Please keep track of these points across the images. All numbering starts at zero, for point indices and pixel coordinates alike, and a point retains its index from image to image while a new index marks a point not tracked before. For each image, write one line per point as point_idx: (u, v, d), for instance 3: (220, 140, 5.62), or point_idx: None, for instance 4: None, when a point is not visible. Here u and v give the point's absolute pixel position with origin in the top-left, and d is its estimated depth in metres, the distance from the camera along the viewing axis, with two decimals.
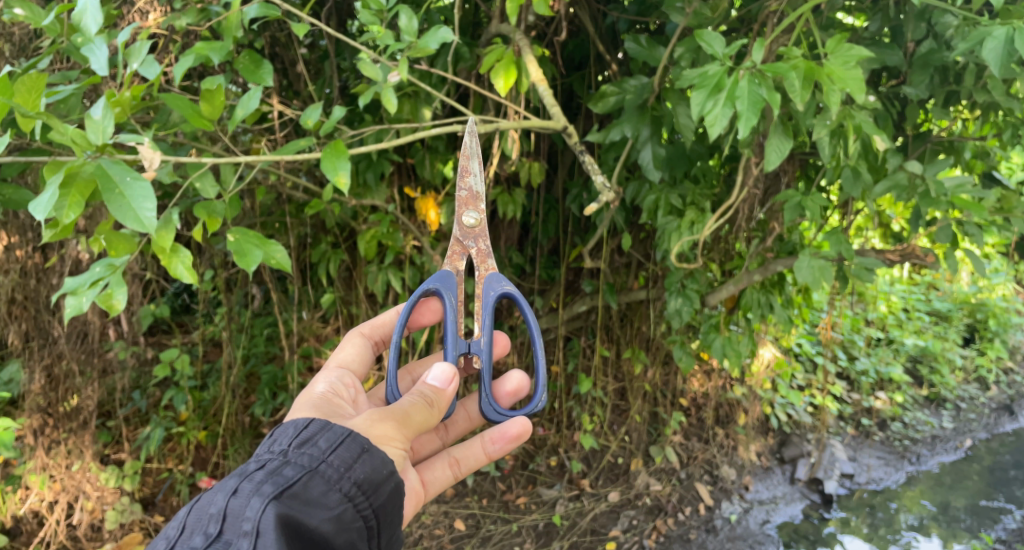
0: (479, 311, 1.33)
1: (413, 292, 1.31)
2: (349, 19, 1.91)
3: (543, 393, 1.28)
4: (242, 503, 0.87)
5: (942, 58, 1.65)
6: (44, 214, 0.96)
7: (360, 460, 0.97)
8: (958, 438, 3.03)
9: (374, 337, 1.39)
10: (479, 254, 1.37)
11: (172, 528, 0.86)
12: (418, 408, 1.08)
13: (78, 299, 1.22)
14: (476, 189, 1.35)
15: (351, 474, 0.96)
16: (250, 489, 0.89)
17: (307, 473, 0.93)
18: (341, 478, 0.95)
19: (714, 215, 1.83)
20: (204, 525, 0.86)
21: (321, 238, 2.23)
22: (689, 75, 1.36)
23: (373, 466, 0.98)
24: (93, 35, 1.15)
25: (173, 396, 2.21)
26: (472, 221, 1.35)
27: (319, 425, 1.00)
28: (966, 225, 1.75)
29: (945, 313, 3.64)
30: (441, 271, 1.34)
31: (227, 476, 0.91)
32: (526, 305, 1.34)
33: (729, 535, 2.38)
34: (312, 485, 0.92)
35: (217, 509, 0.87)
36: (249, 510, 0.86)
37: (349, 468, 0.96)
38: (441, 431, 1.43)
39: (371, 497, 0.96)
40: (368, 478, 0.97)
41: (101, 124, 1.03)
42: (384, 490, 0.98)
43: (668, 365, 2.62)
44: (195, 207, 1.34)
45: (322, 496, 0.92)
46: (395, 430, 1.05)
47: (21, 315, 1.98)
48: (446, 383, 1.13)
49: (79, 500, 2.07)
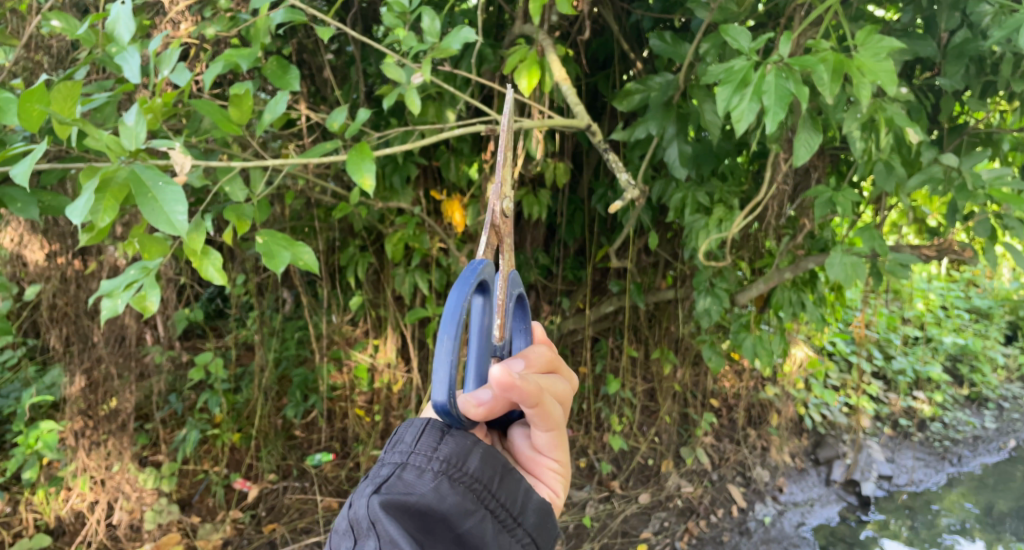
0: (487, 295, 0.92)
1: (524, 302, 1.03)
2: (375, 25, 1.94)
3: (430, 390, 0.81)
4: (354, 511, 0.82)
5: (977, 47, 1.59)
6: (81, 219, 0.98)
7: (441, 438, 0.85)
8: (1001, 438, 2.95)
9: (544, 339, 1.06)
10: (492, 234, 0.95)
11: None
12: None
13: (113, 301, 1.25)
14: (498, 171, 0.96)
15: (438, 453, 0.84)
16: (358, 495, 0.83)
17: (398, 467, 0.84)
18: (430, 460, 0.84)
19: (743, 212, 1.80)
20: (340, 541, 0.82)
21: (349, 241, 2.26)
22: (715, 71, 1.34)
23: (457, 439, 0.86)
24: (125, 43, 1.18)
25: (208, 398, 2.25)
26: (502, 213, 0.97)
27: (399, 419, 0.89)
28: (1006, 219, 1.70)
29: (986, 310, 3.56)
30: (515, 273, 0.99)
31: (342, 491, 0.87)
32: (474, 270, 0.84)
33: (763, 538, 2.34)
34: (405, 474, 0.83)
35: (344, 524, 0.83)
36: (360, 516, 0.81)
37: (435, 449, 0.85)
38: (559, 367, 0.97)
39: (465, 466, 0.85)
40: (458, 450, 0.85)
41: (134, 130, 1.05)
42: (479, 456, 0.86)
43: (697, 365, 2.61)
44: (224, 210, 1.35)
45: (419, 482, 0.83)
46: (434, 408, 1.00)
47: (62, 321, 2.03)
48: None
49: (118, 501, 2.12)
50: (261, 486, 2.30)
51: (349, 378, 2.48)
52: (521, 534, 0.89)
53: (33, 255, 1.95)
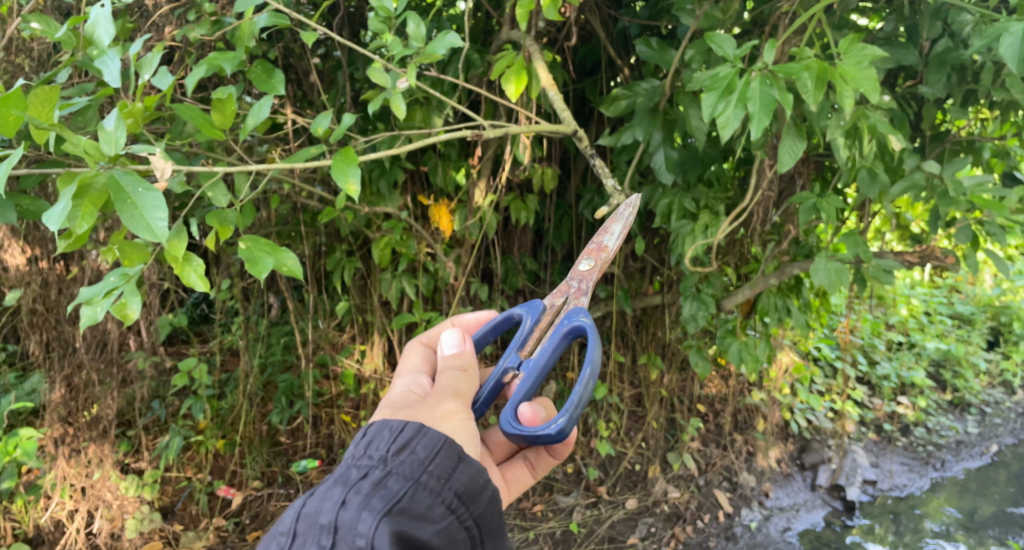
0: (537, 325, 1.22)
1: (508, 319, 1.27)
2: (362, 29, 1.94)
3: (568, 414, 1.03)
4: (354, 517, 0.82)
5: (958, 56, 1.62)
6: (57, 225, 0.96)
7: (456, 468, 0.90)
8: (983, 443, 2.99)
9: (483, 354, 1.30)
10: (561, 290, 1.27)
11: (285, 535, 0.83)
12: (458, 376, 1.05)
13: (93, 308, 1.23)
14: (605, 244, 1.29)
15: (452, 484, 0.88)
16: (360, 501, 0.84)
17: (411, 485, 0.86)
18: (442, 489, 0.88)
19: (728, 218, 1.82)
20: (317, 536, 0.82)
21: (336, 246, 2.24)
22: (700, 77, 1.35)
23: (470, 475, 0.90)
24: (106, 47, 1.17)
25: (191, 404, 2.23)
26: (584, 267, 1.28)
27: (414, 429, 0.91)
28: (988, 225, 1.72)
29: (968, 316, 3.59)
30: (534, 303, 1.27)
31: (332, 482, 0.86)
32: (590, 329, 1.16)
33: (749, 543, 2.35)
34: (417, 499, 0.86)
35: (328, 520, 0.83)
36: (362, 524, 0.81)
37: (448, 479, 0.88)
38: None
39: (472, 507, 0.89)
40: (467, 488, 0.89)
41: (114, 135, 1.04)
42: (482, 500, 0.91)
43: (684, 371, 2.60)
44: (207, 216, 1.33)
45: (427, 510, 0.86)
46: (456, 404, 1.00)
47: (41, 327, 2.01)
48: (462, 344, 1.10)
49: (99, 509, 2.09)
50: (245, 493, 2.28)
51: (335, 384, 2.46)
52: None
53: (13, 259, 1.93)
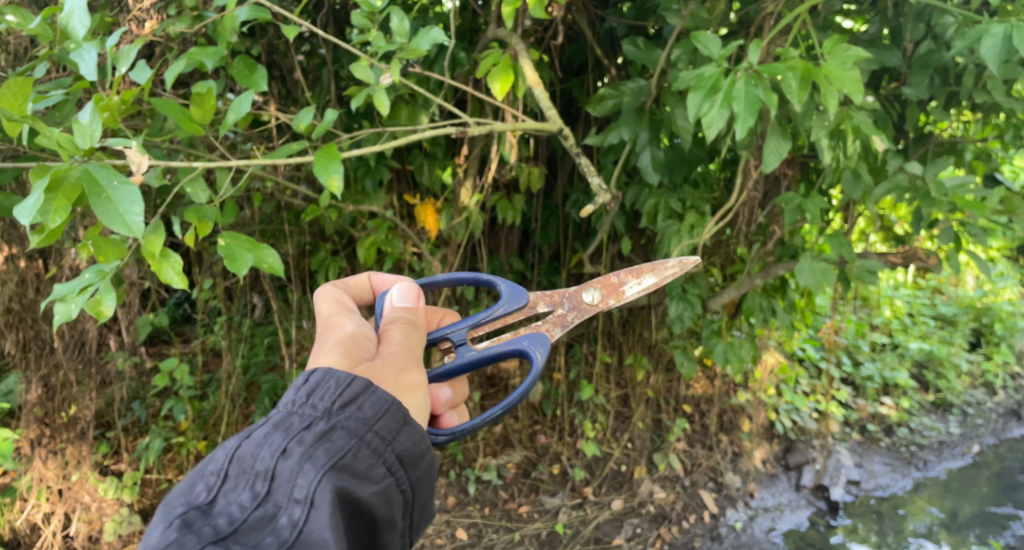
0: (502, 316, 1.28)
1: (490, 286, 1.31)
2: (348, 27, 1.92)
3: (458, 434, 1.07)
4: (292, 469, 0.78)
5: (940, 58, 1.63)
6: (29, 219, 0.94)
7: (401, 431, 0.86)
8: (965, 443, 3.01)
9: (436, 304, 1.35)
10: (554, 301, 1.31)
11: (215, 475, 0.79)
12: (413, 336, 1.03)
13: (67, 305, 1.21)
14: (625, 290, 1.30)
15: (395, 447, 0.85)
16: (300, 453, 0.79)
17: (355, 443, 0.82)
18: (385, 450, 0.84)
19: (714, 218, 1.83)
20: (250, 482, 0.78)
21: (320, 245, 2.22)
22: (686, 77, 1.34)
23: (414, 439, 0.87)
24: (81, 40, 1.15)
25: (172, 405, 2.20)
26: (587, 299, 1.30)
27: (364, 384, 0.86)
28: (970, 226, 1.73)
29: (951, 317, 3.62)
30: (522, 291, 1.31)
31: (270, 428, 0.81)
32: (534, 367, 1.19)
33: (734, 543, 2.36)
34: (359, 459, 0.82)
35: (263, 468, 0.78)
36: (301, 478, 0.77)
37: (392, 441, 0.85)
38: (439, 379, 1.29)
39: (410, 472, 0.87)
40: (409, 453, 0.86)
41: (89, 128, 1.02)
42: (422, 465, 0.88)
43: (670, 372, 2.59)
44: (185, 212, 1.31)
45: (368, 470, 0.82)
46: (419, 374, 0.98)
47: (16, 326, 1.98)
48: (415, 301, 1.09)
49: (76, 511, 2.06)
50: None
51: None
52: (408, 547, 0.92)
53: None
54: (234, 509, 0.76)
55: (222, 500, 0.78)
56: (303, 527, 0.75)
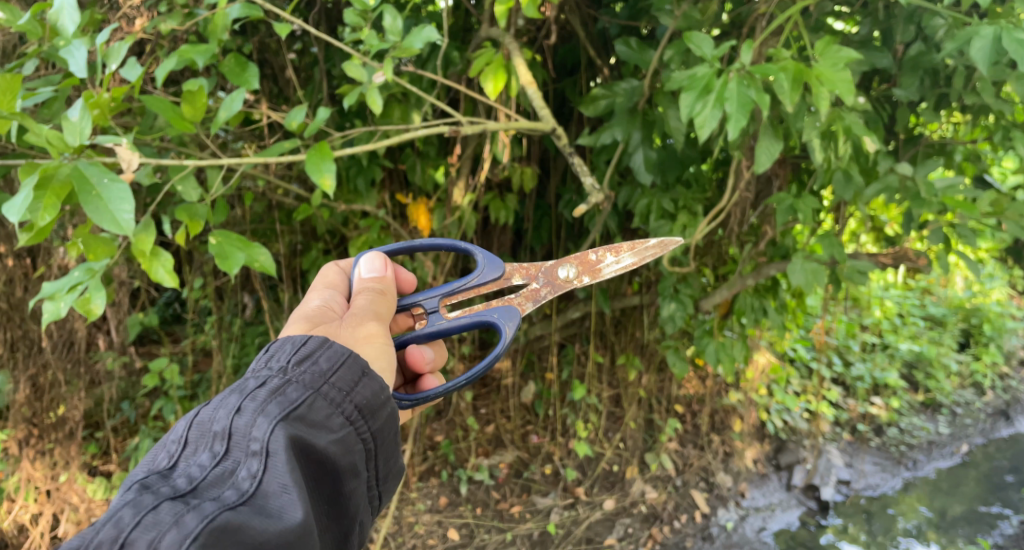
0: (475, 287, 1.29)
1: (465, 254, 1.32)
2: (340, 25, 1.91)
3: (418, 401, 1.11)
4: (248, 423, 0.78)
5: (931, 60, 1.65)
6: (18, 216, 0.96)
7: (359, 382, 0.87)
8: (955, 443, 3.03)
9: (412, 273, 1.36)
10: (528, 275, 1.30)
11: (175, 441, 0.79)
12: (377, 300, 1.05)
13: (56, 304, 1.20)
14: (602, 270, 1.29)
15: (353, 397, 0.86)
16: (255, 408, 0.80)
17: (310, 394, 0.83)
18: (343, 401, 0.85)
19: (706, 219, 1.85)
20: (208, 442, 0.78)
21: (312, 244, 2.21)
22: (678, 77, 1.34)
23: (372, 389, 0.88)
24: (71, 38, 1.14)
25: (162, 406, 2.19)
26: (562, 275, 1.29)
27: (319, 340, 0.88)
28: (960, 227, 1.73)
29: (940, 318, 3.64)
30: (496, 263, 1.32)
31: (227, 390, 0.82)
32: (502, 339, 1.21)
33: (725, 543, 2.37)
34: (315, 408, 0.83)
35: (220, 427, 0.79)
36: (257, 430, 0.78)
37: (349, 392, 0.86)
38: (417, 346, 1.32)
39: (371, 422, 0.88)
40: (368, 403, 0.88)
41: (78, 125, 1.01)
42: (382, 415, 0.89)
43: (662, 371, 2.57)
44: (176, 210, 1.30)
45: (326, 420, 0.83)
46: (377, 326, 1.01)
47: (4, 326, 1.96)
48: (382, 270, 1.10)
49: (65, 512, 2.06)
50: None
51: None
52: (378, 503, 0.92)
53: None
54: (193, 468, 0.76)
55: (182, 464, 0.77)
56: (262, 475, 0.75)
